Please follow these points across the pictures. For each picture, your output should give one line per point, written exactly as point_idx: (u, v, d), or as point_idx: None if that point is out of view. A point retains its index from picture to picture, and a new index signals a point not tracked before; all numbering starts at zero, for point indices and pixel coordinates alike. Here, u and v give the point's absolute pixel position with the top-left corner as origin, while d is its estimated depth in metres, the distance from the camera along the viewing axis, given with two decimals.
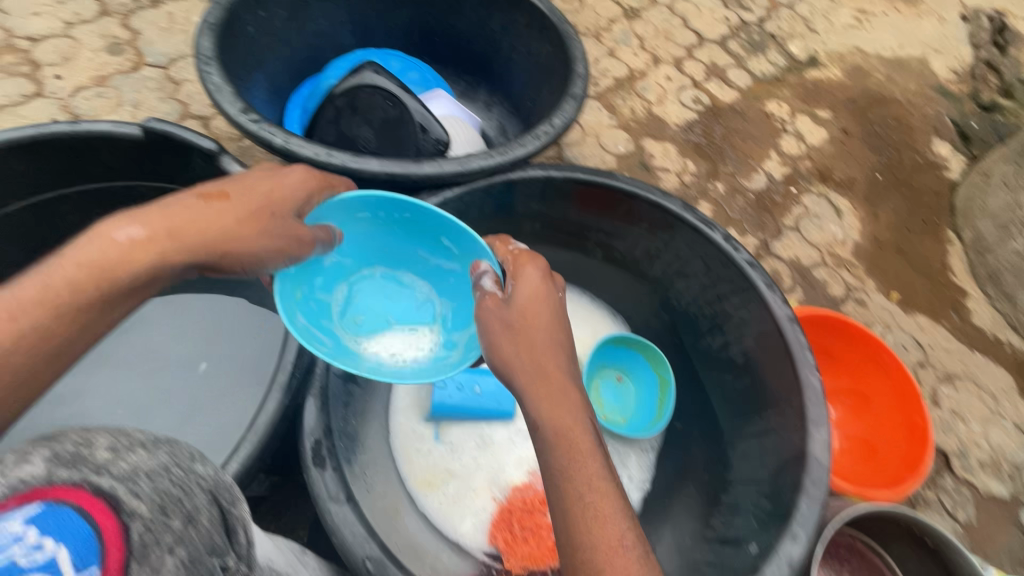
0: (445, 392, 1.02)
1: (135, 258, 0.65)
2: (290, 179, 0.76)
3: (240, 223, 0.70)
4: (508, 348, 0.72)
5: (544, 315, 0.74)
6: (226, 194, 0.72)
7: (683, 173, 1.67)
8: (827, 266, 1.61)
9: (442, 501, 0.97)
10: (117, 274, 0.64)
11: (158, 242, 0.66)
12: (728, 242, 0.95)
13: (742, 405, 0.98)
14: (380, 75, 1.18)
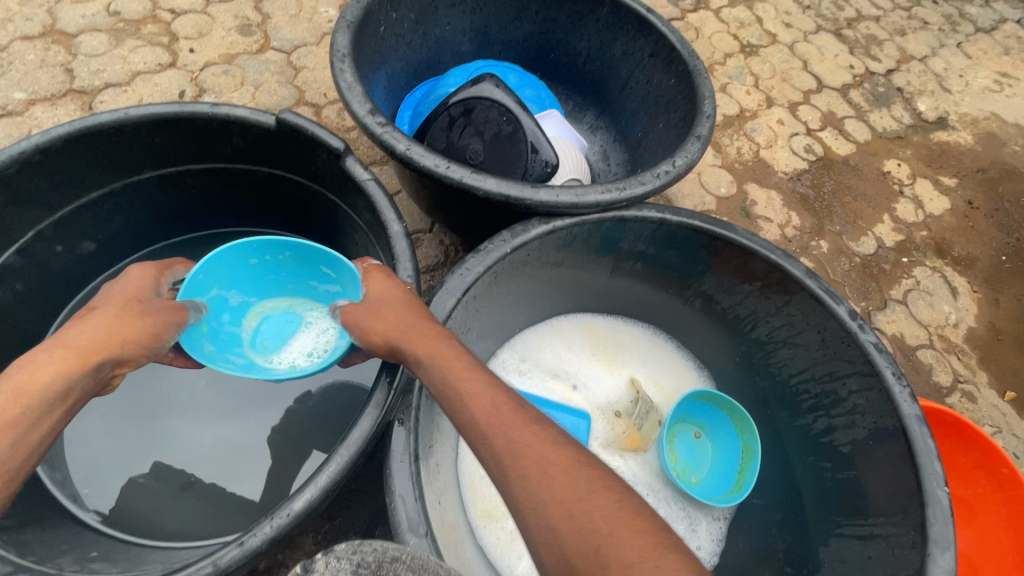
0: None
1: (41, 380, 0.64)
2: (132, 277, 0.80)
3: (122, 320, 0.72)
4: (371, 326, 0.72)
5: (397, 312, 0.71)
6: (91, 308, 0.73)
7: (785, 225, 1.57)
8: (935, 349, 1.46)
9: (499, 536, 0.94)
10: (14, 403, 0.62)
11: (38, 365, 0.65)
12: (854, 319, 0.87)
13: (841, 501, 0.90)
14: (499, 89, 1.17)
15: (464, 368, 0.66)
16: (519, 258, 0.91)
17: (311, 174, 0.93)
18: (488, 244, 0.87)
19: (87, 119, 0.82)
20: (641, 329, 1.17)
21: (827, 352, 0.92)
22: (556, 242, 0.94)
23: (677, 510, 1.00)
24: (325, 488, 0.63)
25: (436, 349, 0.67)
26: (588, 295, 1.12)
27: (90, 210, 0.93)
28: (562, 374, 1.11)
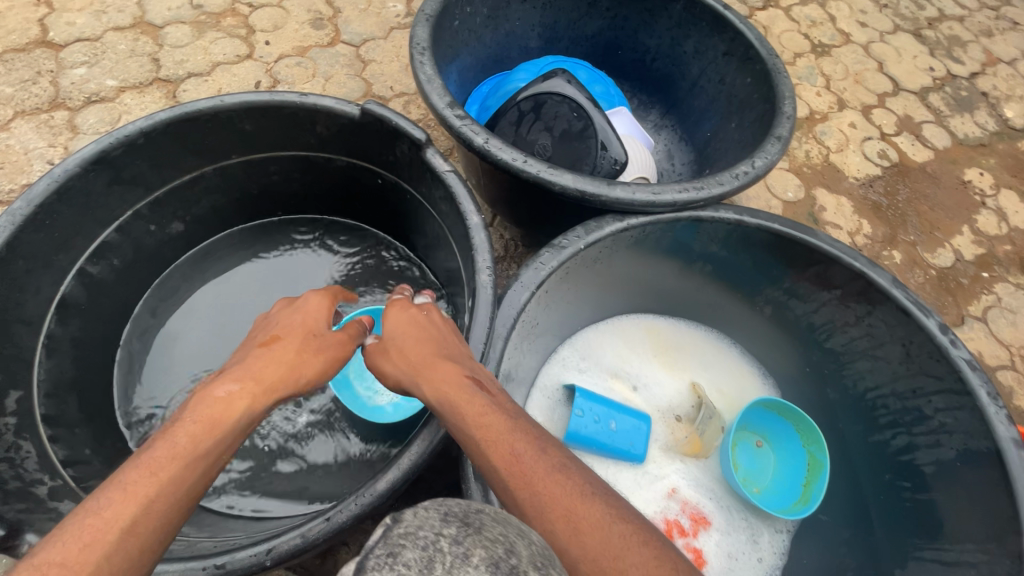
0: (581, 420, 0.98)
1: (231, 411, 0.61)
2: (312, 305, 0.79)
3: (301, 355, 0.71)
4: (389, 362, 0.74)
5: (411, 342, 0.73)
6: (275, 338, 0.72)
7: (856, 233, 1.51)
8: (1017, 371, 1.38)
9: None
10: (209, 432, 0.58)
11: (230, 397, 0.62)
12: (945, 334, 0.83)
13: (921, 521, 0.86)
14: (570, 85, 1.16)
15: (476, 407, 0.62)
16: (590, 254, 0.91)
17: (389, 162, 0.95)
18: (562, 240, 0.87)
19: (186, 107, 0.86)
20: (704, 332, 1.15)
21: (911, 367, 0.88)
22: (629, 240, 0.93)
23: (739, 518, 0.99)
24: (406, 470, 0.65)
25: (444, 381, 0.66)
26: (653, 296, 1.11)
27: (182, 192, 0.98)
28: (621, 373, 1.09)
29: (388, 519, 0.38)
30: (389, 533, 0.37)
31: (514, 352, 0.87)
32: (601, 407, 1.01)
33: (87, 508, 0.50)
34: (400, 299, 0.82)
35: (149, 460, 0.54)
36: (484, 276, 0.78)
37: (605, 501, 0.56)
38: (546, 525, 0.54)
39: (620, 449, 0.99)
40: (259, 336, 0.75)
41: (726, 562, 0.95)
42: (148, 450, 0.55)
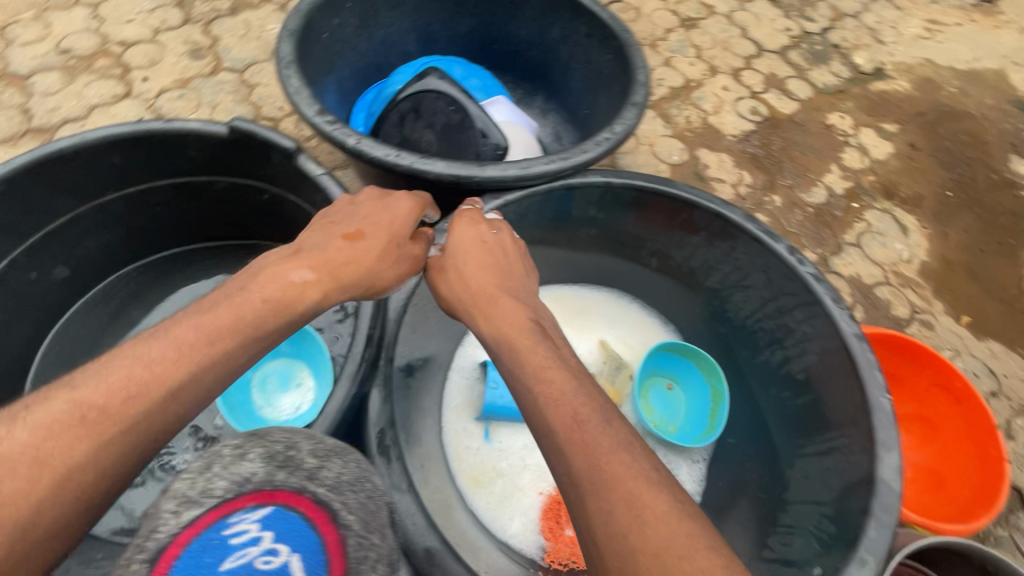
0: (496, 392, 1.04)
1: (299, 300, 0.70)
2: (403, 210, 0.81)
3: (381, 262, 0.76)
4: (467, 274, 0.78)
5: (489, 275, 0.78)
6: (359, 233, 0.76)
7: (738, 184, 1.64)
8: (891, 285, 1.54)
9: (489, 501, 0.98)
10: (268, 315, 0.68)
11: (300, 288, 0.71)
12: (793, 254, 0.94)
13: (802, 423, 0.95)
14: (444, 81, 1.22)
15: (541, 361, 0.68)
16: None
17: (267, 176, 0.97)
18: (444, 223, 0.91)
19: (46, 147, 0.86)
20: (607, 293, 1.23)
21: (773, 289, 0.98)
22: (511, 216, 0.99)
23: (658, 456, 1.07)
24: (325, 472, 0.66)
25: (511, 317, 0.73)
26: (552, 267, 1.18)
27: (61, 235, 0.97)
28: None
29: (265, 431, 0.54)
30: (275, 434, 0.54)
31: (415, 336, 0.91)
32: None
33: (86, 380, 0.58)
34: (478, 211, 0.86)
35: (142, 359, 0.60)
36: None
37: (669, 491, 0.56)
38: (603, 506, 0.55)
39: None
40: (342, 220, 0.79)
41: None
42: (210, 315, 0.66)
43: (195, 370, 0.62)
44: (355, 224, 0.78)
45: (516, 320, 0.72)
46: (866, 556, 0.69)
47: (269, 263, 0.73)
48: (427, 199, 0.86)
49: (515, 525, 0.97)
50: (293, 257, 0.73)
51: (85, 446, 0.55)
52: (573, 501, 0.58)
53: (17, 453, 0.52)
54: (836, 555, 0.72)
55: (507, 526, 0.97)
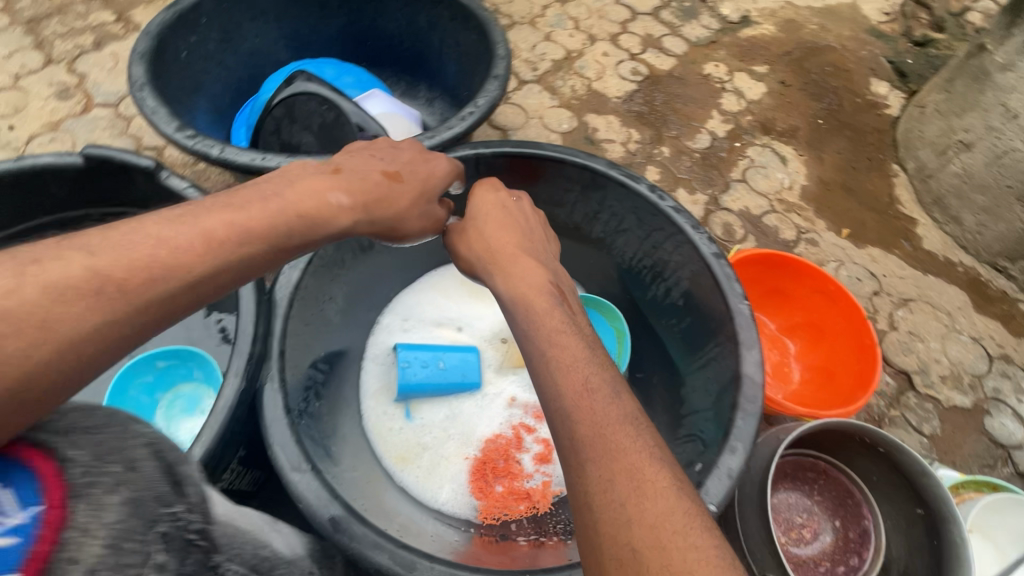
0: (410, 370, 1.08)
1: (334, 223, 0.74)
2: (444, 169, 0.89)
3: (409, 208, 0.83)
4: (491, 231, 0.86)
5: (509, 234, 0.86)
6: (398, 177, 0.83)
7: (627, 142, 1.73)
8: (776, 212, 1.66)
9: (419, 474, 1.02)
10: (301, 231, 0.71)
11: (337, 210, 0.74)
12: (653, 191, 1.01)
13: (688, 343, 1.03)
14: (312, 83, 1.24)
15: (556, 324, 0.70)
16: None
17: (139, 200, 0.97)
18: None
19: None
20: None
21: (645, 228, 1.06)
22: None
23: None
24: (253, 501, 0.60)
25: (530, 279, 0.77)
26: None
27: None
28: (443, 319, 1.20)
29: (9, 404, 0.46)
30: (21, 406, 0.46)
31: (311, 328, 0.93)
32: (425, 352, 1.11)
33: (111, 253, 0.54)
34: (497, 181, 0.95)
35: (168, 243, 0.58)
36: None
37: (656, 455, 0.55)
38: (604, 474, 0.54)
39: (451, 381, 1.10)
40: (380, 161, 0.84)
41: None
42: (245, 212, 0.66)
43: (217, 270, 0.61)
44: (395, 164, 0.84)
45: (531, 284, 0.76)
46: (735, 443, 0.76)
47: (307, 179, 0.75)
48: (463, 163, 0.96)
49: (445, 491, 1.01)
50: (330, 179, 0.76)
51: (99, 319, 0.51)
52: (571, 465, 0.57)
53: (24, 313, 0.46)
54: (714, 448, 0.79)
55: (438, 493, 1.01)
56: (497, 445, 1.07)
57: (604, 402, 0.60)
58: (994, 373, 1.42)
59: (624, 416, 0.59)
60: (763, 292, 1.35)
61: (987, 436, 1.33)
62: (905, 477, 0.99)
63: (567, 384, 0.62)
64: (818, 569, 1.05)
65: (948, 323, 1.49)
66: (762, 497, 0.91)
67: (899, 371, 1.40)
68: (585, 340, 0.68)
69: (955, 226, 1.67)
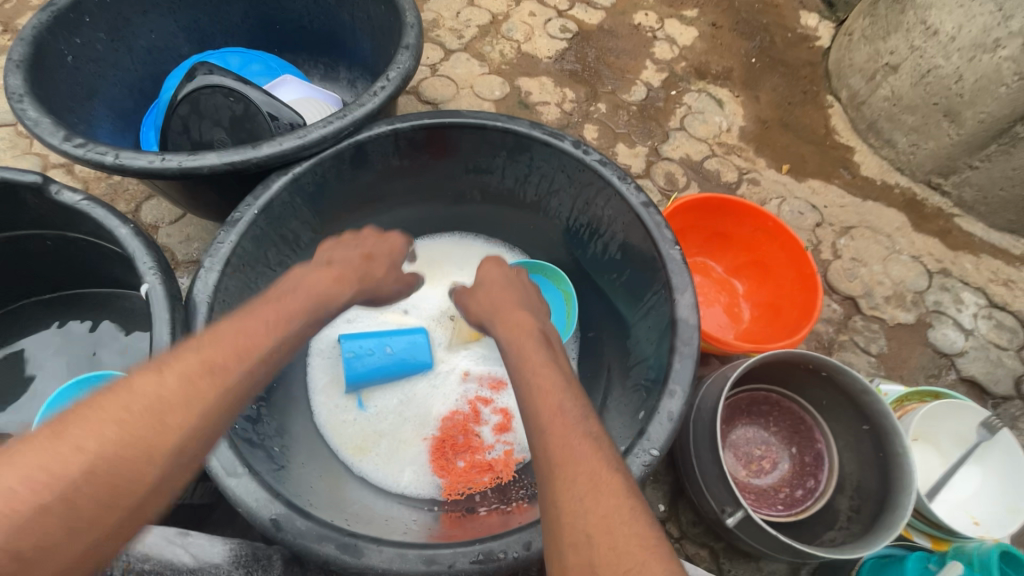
0: (356, 360, 1.05)
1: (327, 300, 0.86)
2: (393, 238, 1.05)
3: (379, 274, 1.00)
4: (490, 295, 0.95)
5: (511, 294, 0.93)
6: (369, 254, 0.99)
7: (562, 102, 1.70)
8: (717, 156, 1.66)
9: (378, 461, 1.01)
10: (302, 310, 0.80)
11: (322, 284, 0.87)
12: (577, 147, 0.99)
13: (628, 295, 1.02)
14: (214, 74, 1.17)
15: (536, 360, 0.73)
16: (275, 215, 0.95)
17: (34, 220, 0.92)
18: (234, 213, 0.90)
19: None
20: (451, 238, 1.26)
21: (575, 186, 1.04)
22: (308, 188, 0.99)
23: None
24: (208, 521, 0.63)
25: (521, 329, 0.82)
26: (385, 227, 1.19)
27: None
28: (388, 304, 1.18)
29: None
30: None
31: None
32: (371, 340, 1.08)
33: (203, 346, 0.65)
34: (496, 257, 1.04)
35: (242, 334, 0.69)
36: (149, 278, 0.79)
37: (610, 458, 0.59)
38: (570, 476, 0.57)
39: (401, 364, 1.08)
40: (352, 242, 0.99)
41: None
42: (252, 308, 0.75)
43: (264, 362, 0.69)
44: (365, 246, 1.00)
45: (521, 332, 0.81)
46: (673, 386, 0.77)
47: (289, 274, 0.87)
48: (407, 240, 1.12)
49: (406, 475, 1.00)
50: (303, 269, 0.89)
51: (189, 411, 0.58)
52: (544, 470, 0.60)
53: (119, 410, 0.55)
54: (654, 395, 0.80)
55: (399, 478, 0.99)
56: (456, 423, 1.06)
57: (580, 440, 0.61)
58: (934, 288, 1.46)
59: (595, 451, 0.60)
60: (708, 236, 1.35)
61: (931, 349, 1.38)
62: (849, 397, 1.02)
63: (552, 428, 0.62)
64: (779, 496, 1.08)
65: (889, 245, 1.52)
66: (713, 434, 0.93)
67: (845, 297, 1.43)
68: (563, 375, 0.71)
69: (890, 149, 1.69)
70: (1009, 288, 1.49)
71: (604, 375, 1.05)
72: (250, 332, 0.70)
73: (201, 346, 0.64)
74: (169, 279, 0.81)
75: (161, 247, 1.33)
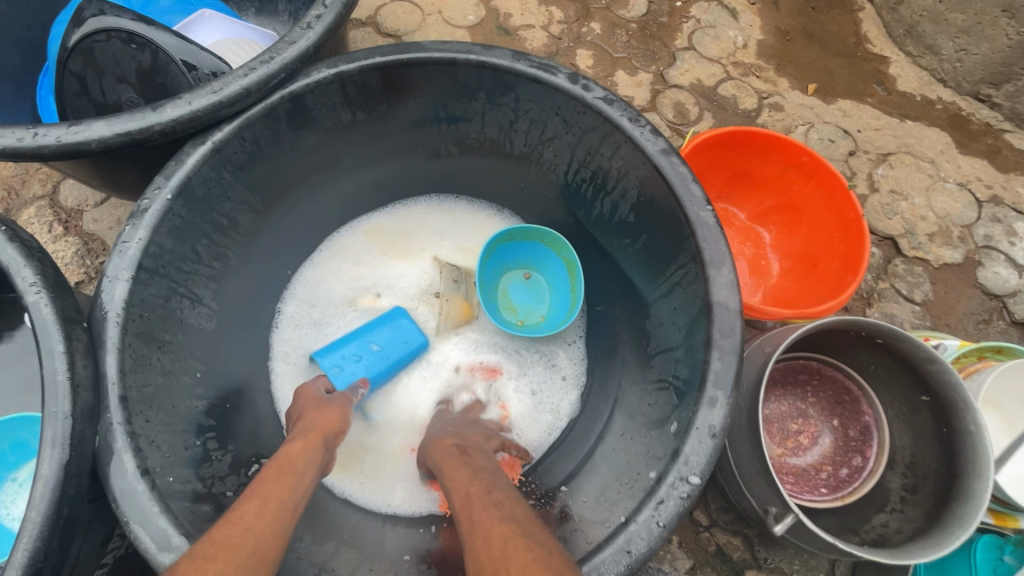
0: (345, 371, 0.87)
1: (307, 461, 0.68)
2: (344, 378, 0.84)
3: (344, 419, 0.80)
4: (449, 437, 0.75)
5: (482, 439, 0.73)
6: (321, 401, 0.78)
7: (549, 24, 1.43)
8: (732, 79, 1.42)
9: (362, 480, 0.86)
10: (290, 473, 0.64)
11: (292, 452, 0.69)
12: (575, 82, 0.78)
13: (645, 266, 0.84)
14: (106, 13, 0.92)
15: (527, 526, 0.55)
16: (198, 197, 0.75)
17: None
18: (142, 200, 0.70)
19: None
20: (427, 203, 1.06)
21: (575, 132, 0.83)
22: (237, 158, 0.78)
23: (529, 355, 0.97)
24: None
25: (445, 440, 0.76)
26: (346, 196, 0.98)
27: None
28: (358, 289, 0.99)
29: None
30: None
31: (172, 346, 0.73)
32: (346, 343, 0.90)
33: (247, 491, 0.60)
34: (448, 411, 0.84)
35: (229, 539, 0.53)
36: (30, 298, 0.60)
37: None
38: None
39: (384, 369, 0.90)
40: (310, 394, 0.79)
41: (531, 400, 0.93)
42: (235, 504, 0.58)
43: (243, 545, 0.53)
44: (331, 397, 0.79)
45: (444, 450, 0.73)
46: (715, 393, 0.61)
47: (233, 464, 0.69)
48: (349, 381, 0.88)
49: (395, 494, 0.85)
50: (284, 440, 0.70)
51: None
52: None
53: None
54: (689, 402, 0.64)
55: (389, 498, 0.85)
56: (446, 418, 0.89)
57: (485, 508, 0.58)
58: (984, 219, 1.29)
59: (497, 513, 0.57)
60: (730, 177, 1.15)
61: (982, 290, 1.22)
62: (908, 365, 0.87)
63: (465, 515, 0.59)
64: (821, 476, 0.96)
65: (932, 173, 1.33)
66: (753, 427, 0.78)
67: (884, 237, 1.26)
68: None
69: (932, 57, 1.45)
70: None
71: (619, 359, 0.89)
72: (292, 462, 0.65)
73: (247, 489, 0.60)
74: (63, 296, 0.62)
75: (89, 236, 1.12)
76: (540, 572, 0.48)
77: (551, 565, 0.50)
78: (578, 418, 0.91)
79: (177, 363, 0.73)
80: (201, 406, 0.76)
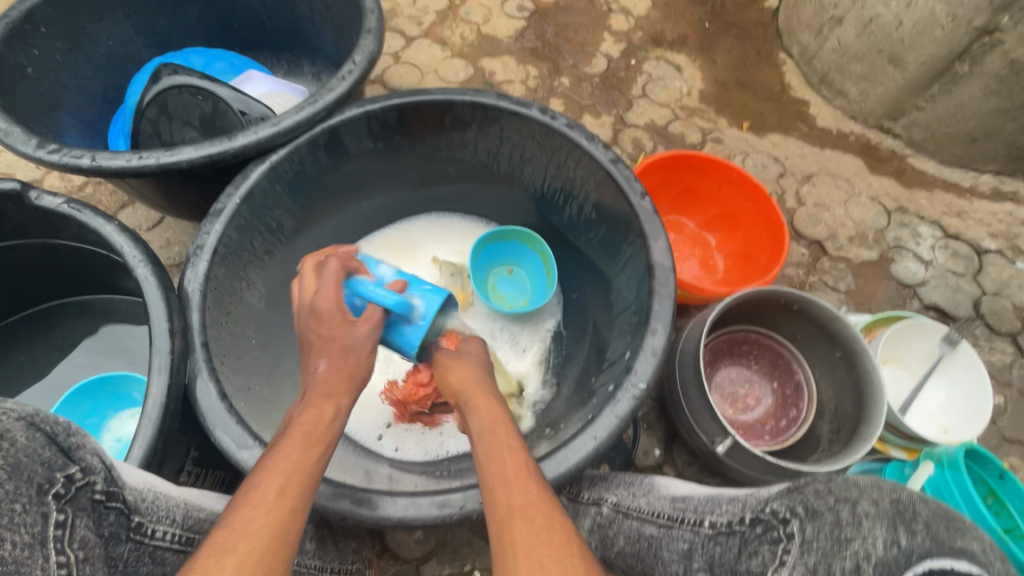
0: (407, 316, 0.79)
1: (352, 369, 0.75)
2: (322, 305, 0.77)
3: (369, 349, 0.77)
4: (445, 376, 0.80)
5: (484, 381, 0.79)
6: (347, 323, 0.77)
7: (526, 79, 1.73)
8: (680, 119, 1.71)
9: (356, 422, 1.04)
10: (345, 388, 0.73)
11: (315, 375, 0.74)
12: (545, 114, 1.03)
13: (605, 252, 1.06)
14: (179, 74, 1.18)
15: (518, 457, 0.66)
16: (257, 204, 0.97)
17: (12, 229, 0.92)
18: (217, 203, 0.92)
19: None
20: (428, 219, 1.29)
21: (547, 152, 1.08)
22: (287, 176, 1.01)
23: (500, 335, 1.17)
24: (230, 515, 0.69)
25: (483, 397, 0.75)
26: (366, 211, 1.21)
27: None
28: None
29: (30, 416, 0.44)
30: (36, 420, 0.45)
31: (233, 317, 0.93)
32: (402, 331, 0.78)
33: (268, 459, 0.62)
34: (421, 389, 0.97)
35: (305, 433, 0.66)
36: (141, 270, 0.80)
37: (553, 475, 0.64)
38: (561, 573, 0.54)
39: (404, 334, 0.78)
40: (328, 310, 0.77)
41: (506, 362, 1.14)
42: (296, 420, 0.68)
43: (317, 429, 0.67)
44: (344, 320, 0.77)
45: (486, 411, 0.73)
46: (655, 325, 0.82)
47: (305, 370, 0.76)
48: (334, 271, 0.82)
49: (386, 416, 1.05)
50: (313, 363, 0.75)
51: (263, 517, 0.55)
52: (540, 530, 0.58)
53: (231, 537, 0.52)
54: (639, 336, 0.85)
55: (381, 422, 1.05)
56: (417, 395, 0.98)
57: (502, 454, 0.67)
58: (893, 225, 1.55)
59: (518, 459, 0.66)
60: (679, 192, 1.40)
61: (896, 281, 1.46)
62: (821, 326, 1.08)
63: (498, 500, 0.62)
64: (765, 428, 1.15)
65: (848, 189, 1.60)
66: (698, 375, 0.98)
67: (812, 241, 1.51)
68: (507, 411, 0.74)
69: (843, 99, 1.76)
70: (962, 219, 1.58)
71: (591, 332, 1.09)
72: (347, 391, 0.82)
73: (270, 463, 0.61)
74: (161, 270, 0.82)
75: None
76: (542, 525, 0.58)
77: (550, 517, 0.59)
78: (560, 381, 1.10)
79: (237, 329, 0.93)
80: (253, 364, 0.94)
